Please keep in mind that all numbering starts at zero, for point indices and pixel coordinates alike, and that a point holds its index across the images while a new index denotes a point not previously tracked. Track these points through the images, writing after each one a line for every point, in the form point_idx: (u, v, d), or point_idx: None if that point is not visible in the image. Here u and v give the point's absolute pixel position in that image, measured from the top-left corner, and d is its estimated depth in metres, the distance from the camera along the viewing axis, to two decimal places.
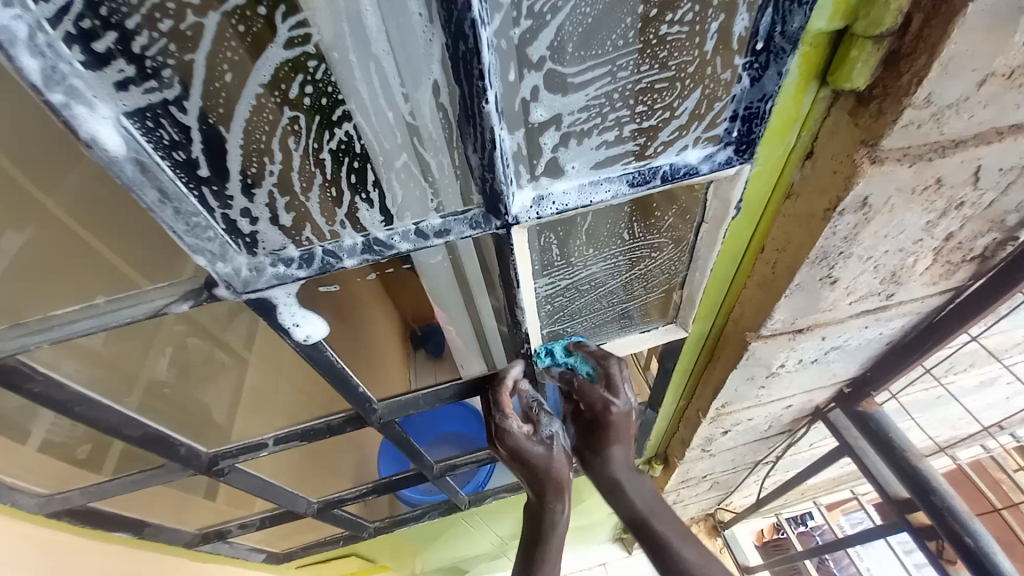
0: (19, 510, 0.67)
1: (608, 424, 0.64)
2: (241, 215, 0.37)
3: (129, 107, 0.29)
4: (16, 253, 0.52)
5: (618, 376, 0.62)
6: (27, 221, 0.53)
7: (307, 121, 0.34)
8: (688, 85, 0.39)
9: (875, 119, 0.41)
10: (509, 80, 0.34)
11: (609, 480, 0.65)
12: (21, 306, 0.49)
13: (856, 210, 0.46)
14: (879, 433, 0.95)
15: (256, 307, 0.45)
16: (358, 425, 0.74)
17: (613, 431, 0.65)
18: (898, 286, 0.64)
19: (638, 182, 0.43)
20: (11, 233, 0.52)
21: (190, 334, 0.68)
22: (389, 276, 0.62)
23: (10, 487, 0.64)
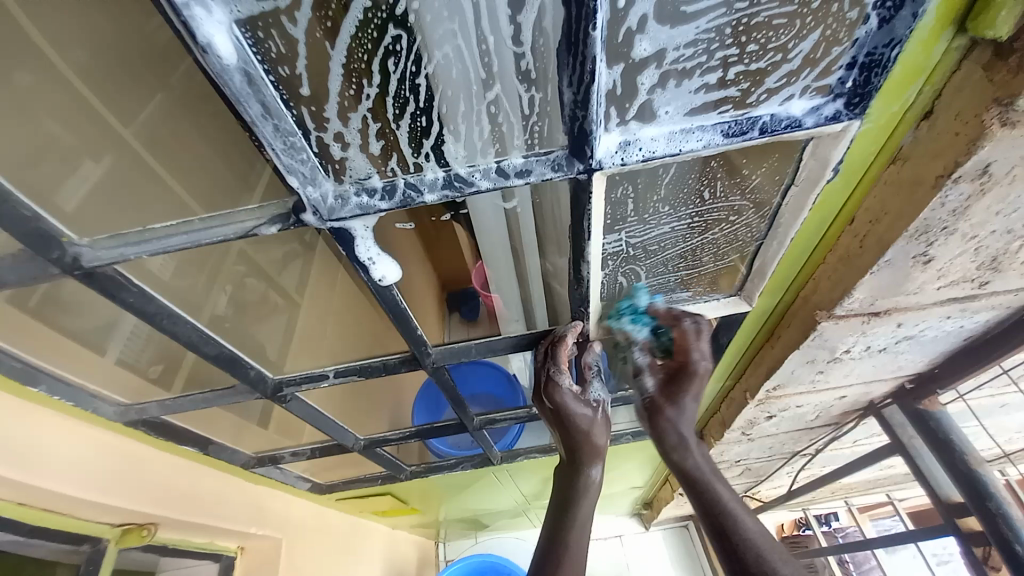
0: (100, 417, 0.73)
1: (695, 376, 0.64)
2: (334, 139, 0.37)
3: (241, 15, 0.29)
4: (96, 183, 0.51)
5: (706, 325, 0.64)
6: (105, 152, 0.52)
7: (409, 42, 0.34)
8: (808, 24, 0.35)
9: (1014, 76, 0.36)
10: (618, 6, 0.32)
11: (679, 438, 0.65)
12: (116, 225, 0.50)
13: (974, 178, 0.42)
14: (938, 433, 0.90)
15: (335, 237, 0.46)
16: (413, 368, 0.76)
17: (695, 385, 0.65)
18: (995, 274, 0.58)
19: (734, 133, 0.41)
20: (89, 162, 0.51)
21: (247, 274, 0.72)
22: (432, 226, 0.60)
23: (92, 395, 0.70)
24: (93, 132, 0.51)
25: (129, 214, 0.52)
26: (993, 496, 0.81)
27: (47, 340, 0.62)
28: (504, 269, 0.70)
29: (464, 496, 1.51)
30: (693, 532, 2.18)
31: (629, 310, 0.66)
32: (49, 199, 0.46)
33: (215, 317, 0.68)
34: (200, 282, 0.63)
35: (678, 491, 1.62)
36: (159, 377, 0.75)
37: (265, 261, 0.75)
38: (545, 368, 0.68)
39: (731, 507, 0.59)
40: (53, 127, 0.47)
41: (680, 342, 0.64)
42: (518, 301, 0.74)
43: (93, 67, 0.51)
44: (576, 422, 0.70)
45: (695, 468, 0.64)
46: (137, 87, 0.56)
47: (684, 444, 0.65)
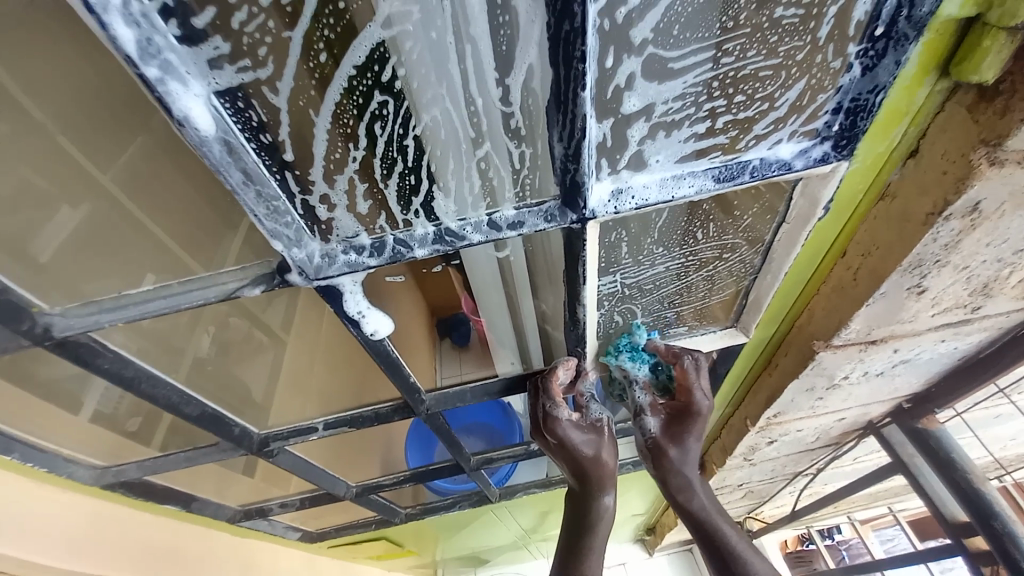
0: (76, 481, 0.69)
1: (694, 414, 0.60)
2: (319, 201, 0.36)
3: (220, 86, 0.28)
4: (73, 231, 0.49)
5: (702, 361, 0.61)
6: (84, 198, 0.51)
7: (395, 105, 0.33)
8: (794, 74, 0.36)
9: (1000, 117, 0.36)
10: (606, 65, 0.32)
11: (682, 481, 0.60)
12: (89, 275, 0.49)
13: (964, 215, 0.42)
14: (939, 452, 0.89)
15: (322, 294, 0.45)
16: (406, 416, 0.73)
17: (699, 423, 0.61)
18: (986, 299, 0.59)
19: (725, 178, 0.41)
20: (66, 210, 0.49)
21: (231, 313, 0.68)
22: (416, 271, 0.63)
23: (67, 459, 0.66)
24: (71, 179, 0.49)
25: (106, 262, 0.51)
26: (998, 514, 0.80)
27: (16, 405, 0.58)
28: (495, 305, 0.67)
29: (462, 534, 1.45)
30: (698, 555, 2.13)
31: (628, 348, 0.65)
32: (22, 255, 0.44)
33: (198, 361, 0.65)
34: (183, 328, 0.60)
35: None
36: (139, 433, 0.71)
37: (252, 304, 0.72)
38: (543, 403, 0.65)
39: (743, 555, 0.54)
40: (30, 175, 0.45)
41: (681, 381, 0.61)
42: (510, 335, 0.71)
43: (73, 114, 0.50)
44: (584, 454, 0.66)
45: (705, 513, 0.58)
46: (120, 130, 0.55)
47: (689, 486, 0.60)
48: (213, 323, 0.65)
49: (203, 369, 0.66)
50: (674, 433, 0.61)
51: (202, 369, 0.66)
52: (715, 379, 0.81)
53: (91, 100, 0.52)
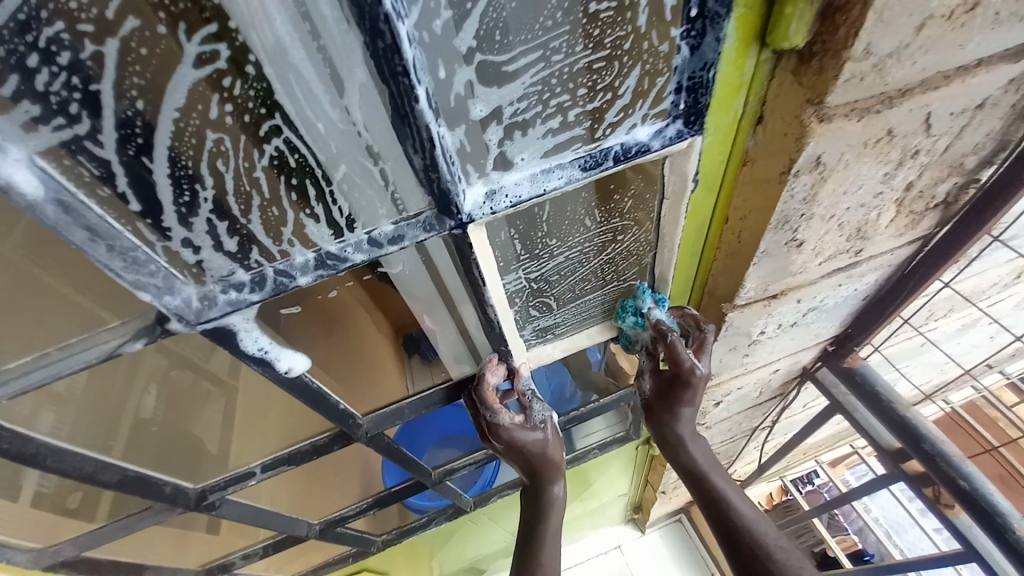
0: (14, 566, 0.65)
1: (689, 384, 0.66)
2: (183, 245, 0.36)
3: (40, 147, 0.28)
4: None
5: (706, 341, 0.66)
6: None
7: (233, 141, 0.32)
8: (627, 63, 0.38)
9: (818, 76, 0.39)
10: (439, 77, 0.33)
11: (676, 436, 0.69)
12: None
13: (810, 170, 0.46)
14: (866, 386, 0.97)
15: (215, 337, 0.44)
16: (345, 443, 0.74)
17: (691, 390, 0.66)
18: (866, 241, 0.64)
19: (591, 166, 0.43)
20: None
21: (171, 367, 0.62)
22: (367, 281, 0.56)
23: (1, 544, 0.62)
24: None
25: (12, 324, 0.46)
26: (927, 437, 0.87)
27: None
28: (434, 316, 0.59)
29: (449, 549, 1.44)
30: (687, 523, 2.18)
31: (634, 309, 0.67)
32: None
33: (139, 423, 0.66)
34: (116, 388, 0.60)
35: (660, 490, 1.62)
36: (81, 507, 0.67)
37: (189, 357, 0.61)
38: (484, 417, 0.66)
39: (728, 498, 0.64)
40: None
41: (671, 355, 0.65)
42: (459, 341, 0.64)
43: None
44: (534, 451, 0.68)
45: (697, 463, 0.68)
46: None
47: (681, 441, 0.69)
48: (152, 380, 0.63)
49: (147, 431, 0.68)
50: (670, 398, 0.68)
51: (146, 431, 0.68)
52: None
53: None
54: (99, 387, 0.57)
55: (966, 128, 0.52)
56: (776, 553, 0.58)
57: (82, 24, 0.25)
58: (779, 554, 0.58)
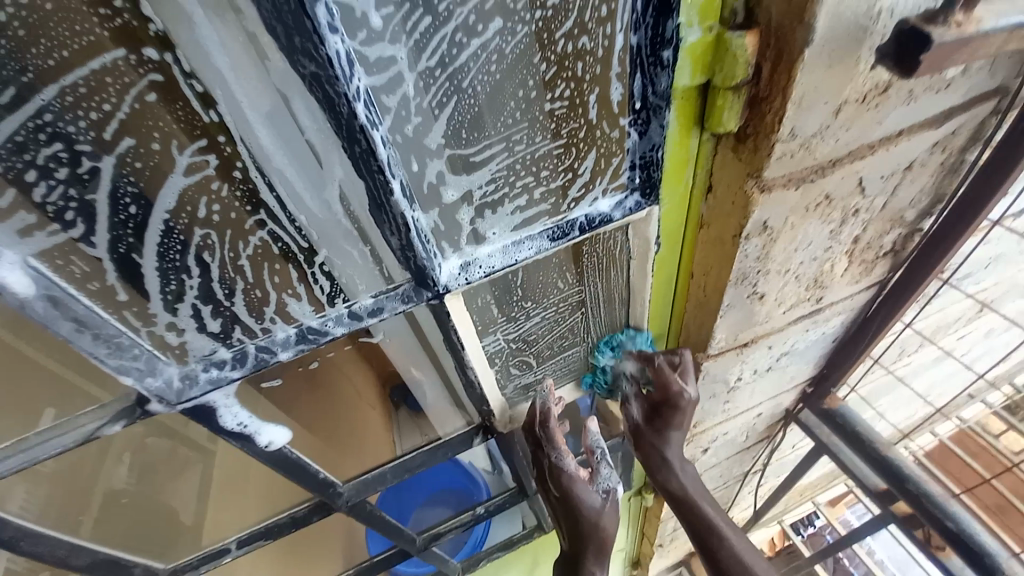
0: None
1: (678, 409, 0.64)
2: (167, 329, 0.37)
3: (34, 250, 0.30)
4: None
5: (689, 367, 0.63)
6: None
7: (219, 235, 0.35)
8: (583, 149, 0.42)
9: (754, 153, 0.44)
10: (413, 170, 0.36)
11: (660, 460, 0.66)
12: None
13: (760, 233, 0.50)
14: (848, 426, 0.98)
15: (195, 415, 0.44)
16: (326, 513, 0.70)
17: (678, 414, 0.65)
18: (824, 290, 0.68)
19: (559, 236, 0.46)
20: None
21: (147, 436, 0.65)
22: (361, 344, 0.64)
23: None
24: None
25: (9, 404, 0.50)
26: (911, 476, 0.88)
27: None
28: (421, 367, 0.65)
29: None
30: None
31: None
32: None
33: (109, 495, 0.66)
34: (86, 464, 0.60)
35: (658, 543, 1.56)
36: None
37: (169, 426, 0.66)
38: (546, 458, 0.64)
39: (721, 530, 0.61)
40: None
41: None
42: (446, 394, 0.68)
43: None
44: (586, 506, 0.66)
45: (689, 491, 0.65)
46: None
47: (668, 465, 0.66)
48: (127, 451, 0.65)
49: (117, 502, 0.68)
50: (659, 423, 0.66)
51: (115, 502, 0.67)
52: None
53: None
54: (70, 463, 0.57)
55: (897, 188, 0.57)
56: (757, 569, 0.58)
57: (81, 144, 0.28)
58: (760, 572, 0.58)
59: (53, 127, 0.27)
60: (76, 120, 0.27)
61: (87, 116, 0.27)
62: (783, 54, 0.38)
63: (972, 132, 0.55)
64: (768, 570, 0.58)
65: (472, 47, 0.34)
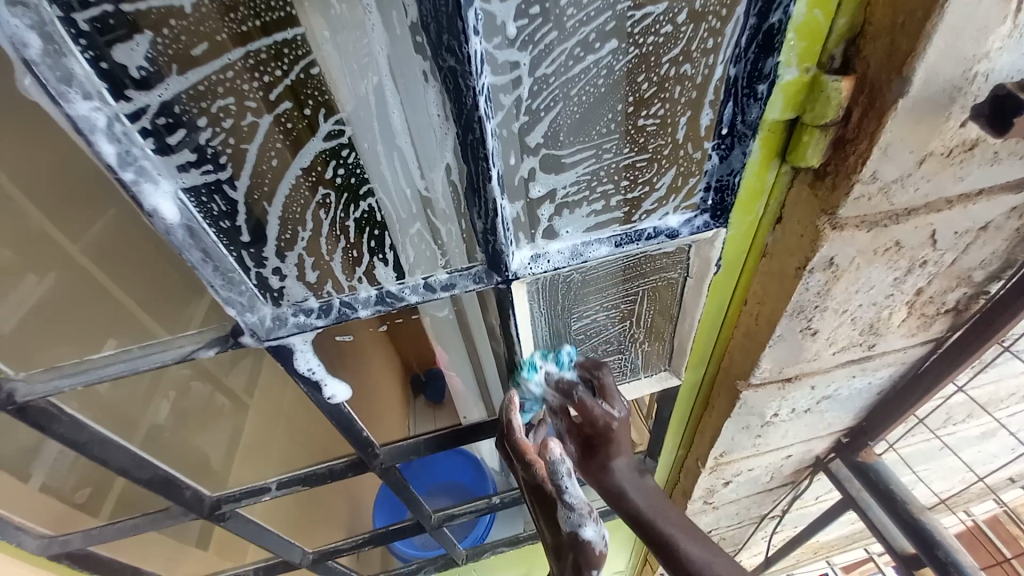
0: (25, 551, 0.66)
1: (608, 439, 0.57)
2: (272, 273, 0.42)
3: (187, 184, 0.35)
4: (39, 297, 0.59)
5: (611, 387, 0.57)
6: (51, 270, 0.61)
7: (336, 197, 0.40)
8: (664, 165, 0.44)
9: (832, 191, 0.45)
10: (510, 162, 0.40)
11: (613, 489, 0.56)
12: (70, 333, 0.58)
13: (824, 269, 0.50)
14: (880, 484, 0.94)
15: (274, 354, 0.49)
16: (359, 472, 0.75)
17: (612, 444, 0.57)
18: (878, 337, 0.67)
19: (625, 243, 0.49)
20: (33, 278, 0.59)
21: (193, 378, 0.75)
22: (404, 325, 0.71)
23: (19, 527, 0.64)
24: (40, 255, 0.59)
25: (81, 324, 0.60)
26: (942, 544, 0.85)
27: None
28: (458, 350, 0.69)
29: None
30: None
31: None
32: (53, 321, 0.58)
33: (153, 428, 0.70)
34: (141, 392, 0.65)
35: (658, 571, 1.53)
36: (87, 502, 0.70)
37: (214, 369, 0.77)
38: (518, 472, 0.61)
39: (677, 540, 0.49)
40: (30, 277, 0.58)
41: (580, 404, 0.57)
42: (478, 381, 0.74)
43: (91, 242, 0.65)
44: (560, 531, 0.58)
45: (640, 511, 0.53)
46: (87, 212, 0.64)
47: (618, 492, 0.55)
48: (173, 388, 0.73)
49: (159, 436, 0.71)
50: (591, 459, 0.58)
51: (158, 436, 0.71)
52: (662, 423, 0.85)
53: (65, 192, 0.61)
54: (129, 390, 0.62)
55: (969, 245, 0.56)
56: None
57: (249, 101, 0.33)
58: None
59: (231, 83, 0.32)
60: (250, 80, 0.32)
61: (260, 79, 0.32)
62: (874, 103, 0.39)
63: None
64: (728, 567, 0.47)
65: (586, 61, 0.37)
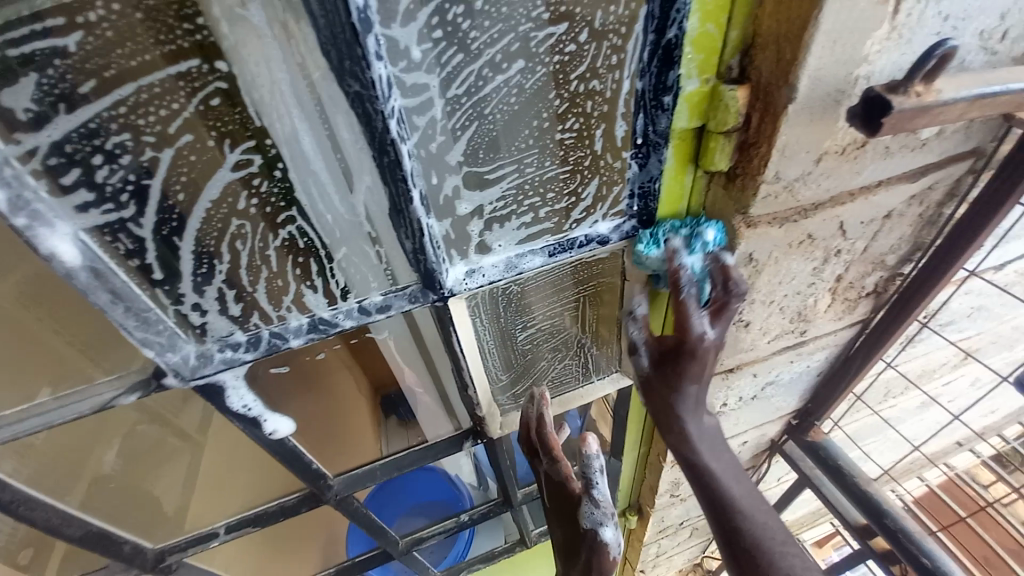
0: None
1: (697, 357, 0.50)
2: (192, 309, 0.41)
3: (87, 225, 0.33)
4: None
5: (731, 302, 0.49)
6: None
7: (253, 227, 0.38)
8: (587, 176, 0.46)
9: (743, 192, 0.47)
10: (432, 182, 0.40)
11: (677, 427, 0.55)
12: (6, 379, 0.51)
13: (746, 265, 0.53)
14: (829, 461, 1.00)
15: (204, 392, 0.47)
16: (313, 505, 0.72)
17: (694, 363, 0.51)
18: (808, 323, 0.71)
19: (558, 252, 0.50)
20: None
21: (141, 422, 0.66)
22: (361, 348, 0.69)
23: None
24: None
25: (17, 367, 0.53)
26: (889, 513, 0.90)
27: None
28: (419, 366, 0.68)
29: None
30: None
31: (686, 233, 0.52)
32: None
33: (98, 478, 0.65)
34: (86, 441, 0.61)
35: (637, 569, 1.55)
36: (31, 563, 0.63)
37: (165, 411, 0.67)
38: (541, 464, 0.64)
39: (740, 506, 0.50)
40: None
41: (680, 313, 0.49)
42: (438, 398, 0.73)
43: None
44: (578, 527, 0.62)
45: (705, 467, 0.53)
46: None
47: (684, 434, 0.54)
48: (118, 434, 0.66)
49: (104, 488, 0.67)
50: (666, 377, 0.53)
51: (103, 488, 0.67)
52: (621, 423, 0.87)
53: None
54: (63, 440, 0.57)
55: (877, 233, 0.61)
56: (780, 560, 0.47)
57: (146, 136, 0.31)
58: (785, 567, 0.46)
59: (124, 119, 0.30)
60: (145, 115, 0.31)
61: (156, 113, 0.31)
62: (768, 108, 0.42)
63: (950, 186, 0.60)
64: (783, 540, 0.48)
65: (495, 81, 0.38)
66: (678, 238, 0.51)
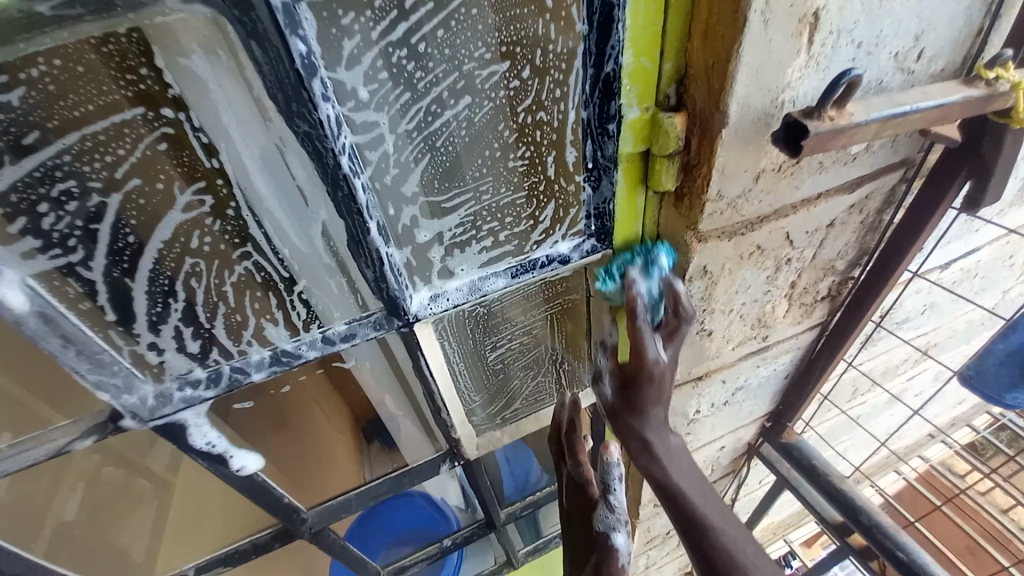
0: None
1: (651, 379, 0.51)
2: (149, 349, 0.40)
3: (35, 271, 0.33)
4: None
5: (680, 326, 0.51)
6: None
7: (207, 265, 0.39)
8: (542, 199, 0.48)
9: (690, 209, 0.50)
10: (389, 213, 0.41)
11: (641, 442, 0.55)
12: None
13: (700, 277, 0.56)
14: (803, 461, 1.02)
15: (164, 432, 0.46)
16: (287, 540, 0.71)
17: (653, 388, 0.52)
18: (768, 328, 0.74)
19: (521, 273, 0.51)
20: None
21: (104, 463, 0.67)
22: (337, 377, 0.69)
23: None
24: None
25: None
26: (862, 509, 0.92)
27: None
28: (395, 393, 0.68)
29: None
30: None
31: (644, 259, 0.53)
32: None
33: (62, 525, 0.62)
34: (46, 483, 0.59)
35: None
36: None
37: (127, 451, 0.69)
38: (566, 466, 0.63)
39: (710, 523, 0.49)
40: None
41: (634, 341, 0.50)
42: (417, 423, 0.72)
43: None
44: (589, 531, 0.59)
45: (674, 485, 0.52)
46: None
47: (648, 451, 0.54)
48: (80, 479, 0.65)
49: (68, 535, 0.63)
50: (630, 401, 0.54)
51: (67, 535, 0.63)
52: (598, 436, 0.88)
53: None
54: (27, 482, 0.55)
55: (823, 240, 0.64)
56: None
57: (92, 182, 0.32)
58: None
59: (69, 167, 0.31)
60: (91, 162, 0.31)
61: (102, 159, 0.31)
62: (706, 132, 0.45)
63: (886, 194, 0.63)
64: (754, 556, 0.47)
65: (445, 115, 0.39)
66: (635, 268, 0.53)
